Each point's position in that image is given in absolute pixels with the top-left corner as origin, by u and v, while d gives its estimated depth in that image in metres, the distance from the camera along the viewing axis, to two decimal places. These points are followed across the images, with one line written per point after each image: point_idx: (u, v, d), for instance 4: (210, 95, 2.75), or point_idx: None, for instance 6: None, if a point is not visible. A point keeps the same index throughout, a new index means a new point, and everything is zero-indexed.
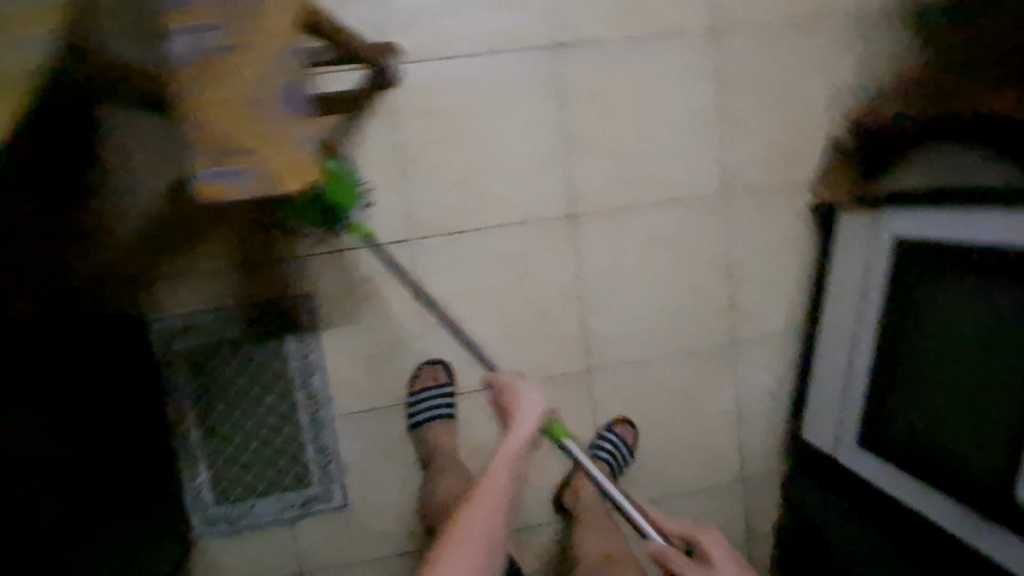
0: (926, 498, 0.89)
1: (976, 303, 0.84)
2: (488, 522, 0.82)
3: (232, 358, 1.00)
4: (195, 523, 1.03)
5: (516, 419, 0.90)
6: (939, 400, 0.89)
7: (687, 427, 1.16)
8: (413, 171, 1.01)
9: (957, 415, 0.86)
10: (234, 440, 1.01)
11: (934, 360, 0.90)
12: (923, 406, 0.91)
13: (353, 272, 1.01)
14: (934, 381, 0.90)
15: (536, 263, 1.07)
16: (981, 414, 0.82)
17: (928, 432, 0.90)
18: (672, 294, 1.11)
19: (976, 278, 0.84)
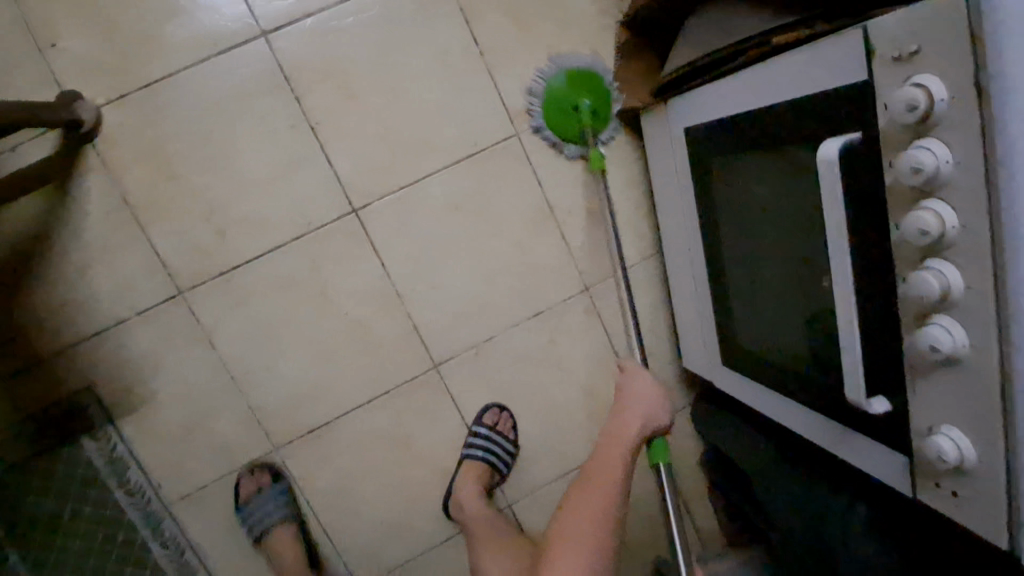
0: (787, 410, 0.76)
1: (750, 182, 0.71)
2: (597, 513, 0.80)
3: (24, 484, 0.88)
4: None
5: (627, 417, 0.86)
6: (755, 301, 0.77)
7: (565, 391, 1.05)
8: (155, 222, 0.91)
9: (781, 312, 0.72)
10: (60, 571, 0.89)
11: (748, 255, 0.76)
12: (744, 312, 0.79)
13: (132, 347, 0.92)
14: (743, 279, 0.78)
15: (333, 275, 0.95)
16: (786, 303, 0.70)
17: (753, 334, 0.79)
18: (498, 258, 0.99)
19: (735, 150, 0.71)
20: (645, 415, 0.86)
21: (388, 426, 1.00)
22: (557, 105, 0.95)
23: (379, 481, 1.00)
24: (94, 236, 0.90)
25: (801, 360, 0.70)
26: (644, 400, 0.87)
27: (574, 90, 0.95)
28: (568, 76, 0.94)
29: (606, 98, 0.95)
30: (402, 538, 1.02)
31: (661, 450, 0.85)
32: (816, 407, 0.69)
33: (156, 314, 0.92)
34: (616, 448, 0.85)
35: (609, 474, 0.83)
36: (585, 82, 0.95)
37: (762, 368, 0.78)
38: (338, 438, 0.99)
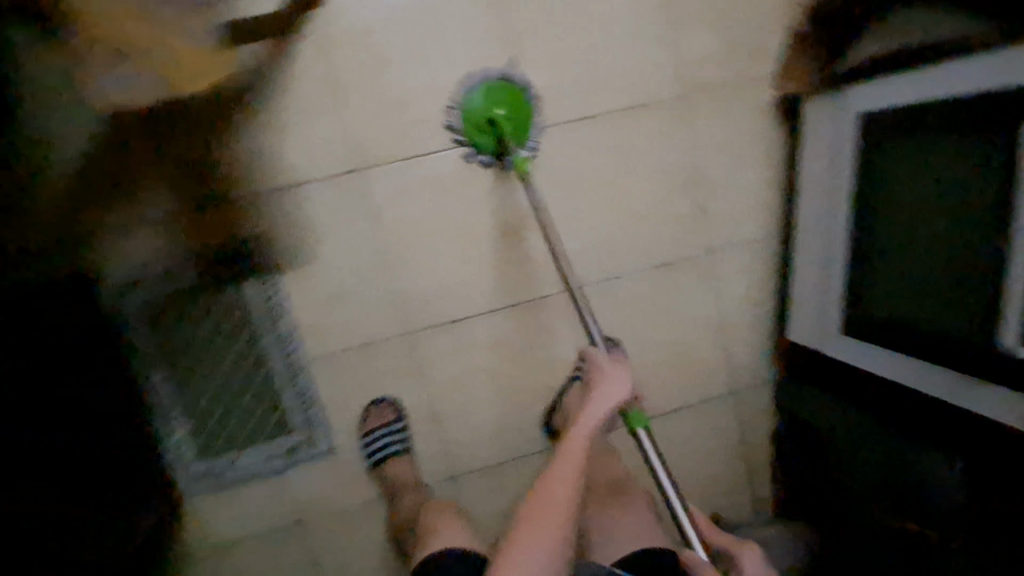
0: (915, 371, 0.86)
1: (936, 165, 0.82)
2: (565, 513, 0.83)
3: (194, 309, 0.98)
4: (179, 480, 1.02)
5: (593, 402, 0.88)
6: (912, 273, 0.87)
7: (670, 342, 1.13)
8: (353, 100, 0.97)
9: (944, 283, 0.83)
10: (208, 394, 1.00)
11: (915, 231, 0.86)
12: (891, 284, 0.90)
13: (304, 210, 0.98)
14: (900, 254, 0.89)
15: (497, 187, 1.03)
16: (955, 274, 0.81)
17: (894, 304, 0.90)
18: (644, 204, 1.08)
19: (932, 135, 0.82)
20: (609, 400, 0.88)
21: (511, 335, 1.08)
22: (474, 119, 0.98)
23: (490, 385, 1.08)
24: (293, 99, 0.95)
25: (959, 324, 0.81)
26: (612, 384, 0.88)
27: (490, 103, 0.98)
28: (485, 89, 0.99)
29: (519, 110, 0.99)
30: (500, 442, 1.10)
31: (639, 421, 0.89)
32: (964, 366, 0.80)
33: (333, 184, 0.98)
34: (577, 441, 0.87)
35: (565, 472, 0.86)
36: (507, 95, 0.99)
37: (900, 330, 0.89)
38: (465, 336, 1.06)
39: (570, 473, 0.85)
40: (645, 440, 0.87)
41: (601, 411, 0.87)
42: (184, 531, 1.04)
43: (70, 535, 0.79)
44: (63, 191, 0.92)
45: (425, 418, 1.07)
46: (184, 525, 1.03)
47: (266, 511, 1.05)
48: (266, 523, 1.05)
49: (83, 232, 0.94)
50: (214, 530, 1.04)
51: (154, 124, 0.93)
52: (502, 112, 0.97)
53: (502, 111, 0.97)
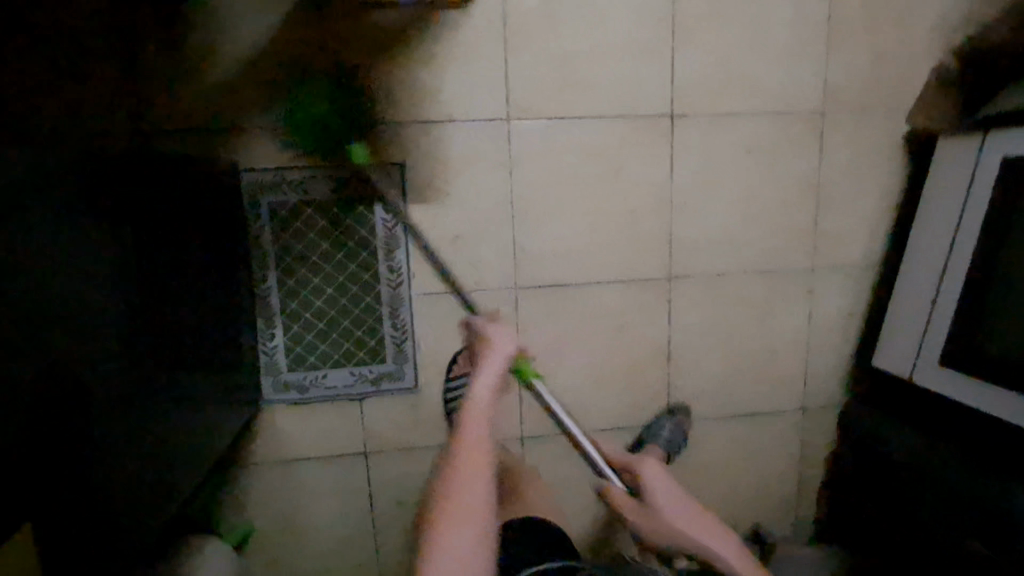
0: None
1: None
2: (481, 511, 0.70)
3: (318, 220, 1.00)
4: (265, 386, 1.02)
5: (481, 362, 0.79)
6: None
7: (757, 345, 1.15)
8: (518, 51, 1.00)
9: None
10: (313, 306, 1.01)
11: None
12: (1002, 321, 0.92)
13: (447, 145, 1.01)
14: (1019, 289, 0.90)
15: (630, 162, 1.06)
16: None
17: (1006, 341, 0.92)
18: (761, 207, 1.11)
19: None
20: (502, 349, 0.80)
21: (611, 308, 1.09)
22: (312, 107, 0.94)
23: (581, 354, 1.10)
24: (466, 38, 0.99)
25: None
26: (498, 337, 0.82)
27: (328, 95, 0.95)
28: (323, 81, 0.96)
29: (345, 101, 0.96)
30: (578, 411, 1.12)
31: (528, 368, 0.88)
32: None
33: (481, 127, 1.01)
34: (471, 428, 0.75)
35: (472, 467, 0.72)
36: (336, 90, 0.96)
37: (1007, 366, 0.91)
38: (569, 300, 1.08)
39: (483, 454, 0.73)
40: (544, 392, 0.89)
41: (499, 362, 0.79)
42: (255, 442, 1.03)
43: (181, 400, 0.81)
44: (226, 81, 0.95)
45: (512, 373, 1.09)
46: (257, 432, 1.02)
47: (336, 437, 1.05)
48: (338, 447, 1.05)
49: (232, 123, 0.95)
50: (284, 445, 1.04)
51: (325, 34, 0.96)
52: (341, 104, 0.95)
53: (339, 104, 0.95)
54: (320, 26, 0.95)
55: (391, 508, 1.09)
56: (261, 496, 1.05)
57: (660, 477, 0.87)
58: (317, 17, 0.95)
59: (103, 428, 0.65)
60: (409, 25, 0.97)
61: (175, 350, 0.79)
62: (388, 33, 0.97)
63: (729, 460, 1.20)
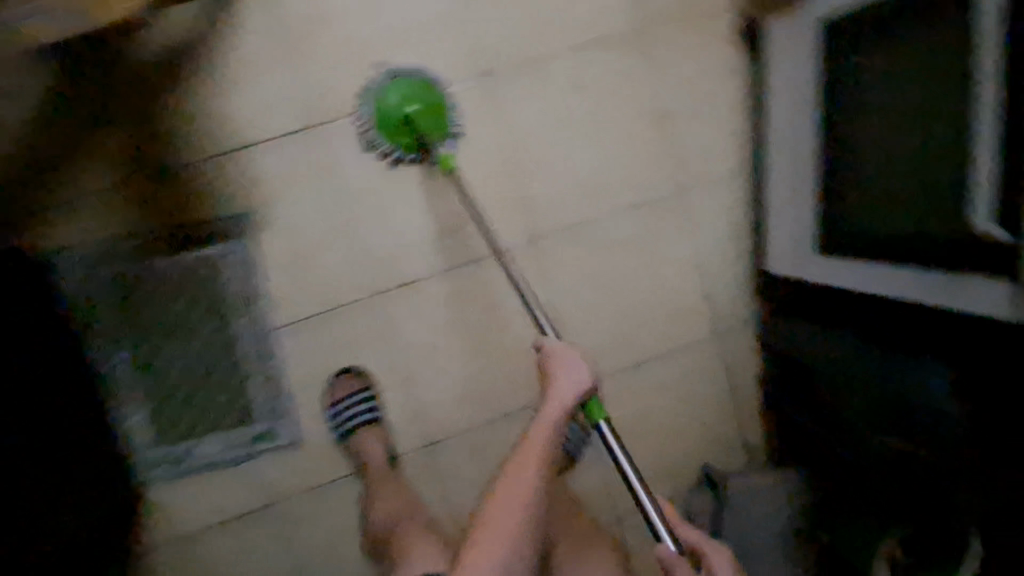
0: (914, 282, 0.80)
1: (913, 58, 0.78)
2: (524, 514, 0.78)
3: (157, 292, 0.91)
4: (133, 467, 0.94)
5: (551, 391, 0.79)
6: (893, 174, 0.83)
7: (648, 284, 1.09)
8: (298, 51, 0.93)
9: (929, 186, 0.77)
10: (167, 379, 0.93)
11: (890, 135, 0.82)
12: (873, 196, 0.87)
13: (255, 169, 0.93)
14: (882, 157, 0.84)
15: (455, 133, 0.99)
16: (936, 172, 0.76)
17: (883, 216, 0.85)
18: (608, 143, 1.04)
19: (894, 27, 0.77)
20: (570, 390, 0.79)
21: (480, 288, 1.03)
22: (392, 119, 0.94)
23: (464, 344, 1.04)
24: (241, 53, 0.91)
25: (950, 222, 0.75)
26: (569, 375, 0.79)
27: (405, 100, 0.94)
28: (394, 85, 0.95)
29: (436, 105, 0.96)
30: (481, 401, 1.06)
31: (597, 414, 0.79)
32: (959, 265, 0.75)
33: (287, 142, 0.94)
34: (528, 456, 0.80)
35: (521, 480, 0.79)
36: (418, 91, 0.95)
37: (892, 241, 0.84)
38: (435, 293, 1.02)
39: (526, 480, 0.79)
40: (608, 436, 0.77)
41: (565, 400, 0.79)
42: (147, 524, 0.96)
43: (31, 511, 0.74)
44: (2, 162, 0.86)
45: (395, 383, 1.03)
46: (145, 514, 0.96)
47: (229, 500, 0.98)
48: (239, 509, 0.98)
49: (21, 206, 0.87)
50: (177, 520, 0.97)
51: (100, 96, 0.88)
52: (414, 109, 0.93)
53: (415, 108, 0.94)
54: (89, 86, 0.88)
55: (315, 554, 1.02)
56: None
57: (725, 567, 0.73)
58: (80, 77, 0.87)
59: None
60: (186, 65, 0.90)
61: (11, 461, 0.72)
62: (166, 76, 0.89)
63: (655, 408, 1.14)
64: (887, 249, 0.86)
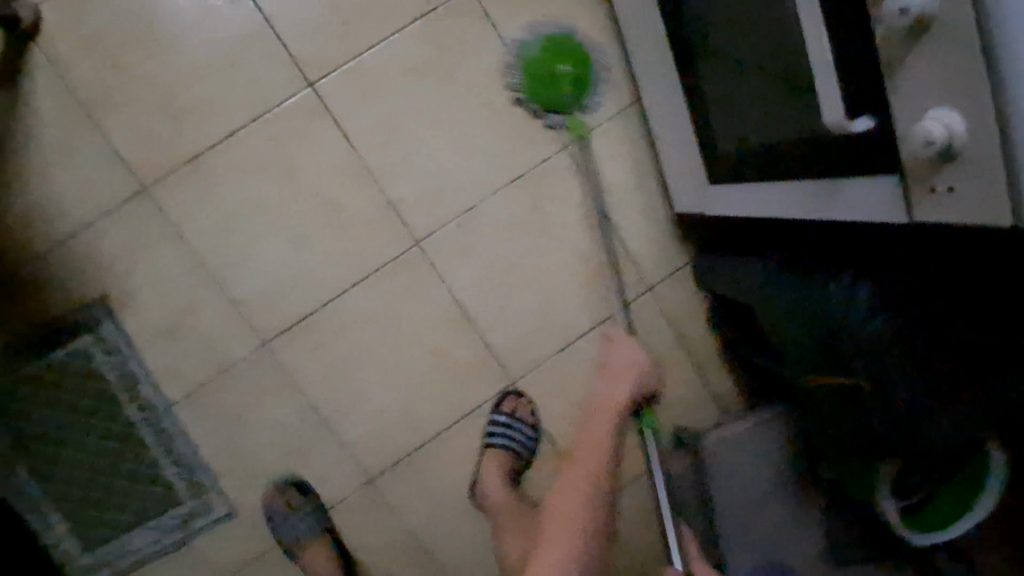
0: (785, 198, 0.69)
1: None
2: (589, 489, 0.84)
3: (41, 395, 0.90)
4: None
5: (622, 382, 0.88)
6: (727, 85, 0.70)
7: (558, 257, 1.00)
8: (107, 117, 0.88)
9: (760, 91, 0.64)
10: (78, 480, 0.91)
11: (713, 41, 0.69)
12: (721, 115, 0.74)
13: (101, 251, 0.90)
14: (713, 69, 0.71)
15: (297, 156, 0.92)
16: (757, 73, 0.63)
17: (735, 135, 0.72)
18: (468, 120, 0.95)
19: None
20: (633, 384, 0.87)
21: (374, 308, 0.96)
22: (539, 77, 0.92)
23: (374, 370, 0.98)
24: (48, 137, 0.88)
25: (788, 128, 0.62)
26: (633, 364, 0.89)
27: (554, 57, 0.92)
28: (545, 43, 0.92)
29: (586, 65, 0.93)
30: (411, 424, 0.99)
31: (649, 419, 0.89)
32: (810, 171, 0.62)
33: (126, 213, 0.90)
34: (597, 432, 0.86)
35: (591, 455, 0.85)
36: (564, 49, 0.92)
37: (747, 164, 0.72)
38: (327, 326, 0.95)
39: (603, 447, 0.85)
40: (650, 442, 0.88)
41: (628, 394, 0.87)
42: None
43: None
44: None
45: (314, 428, 0.97)
46: None
47: None
48: None
49: None
50: None
51: None
52: (568, 66, 0.91)
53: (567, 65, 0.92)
54: None
55: None
56: None
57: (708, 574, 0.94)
58: None
59: None
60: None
61: None
62: None
63: None
64: (745, 167, 0.73)
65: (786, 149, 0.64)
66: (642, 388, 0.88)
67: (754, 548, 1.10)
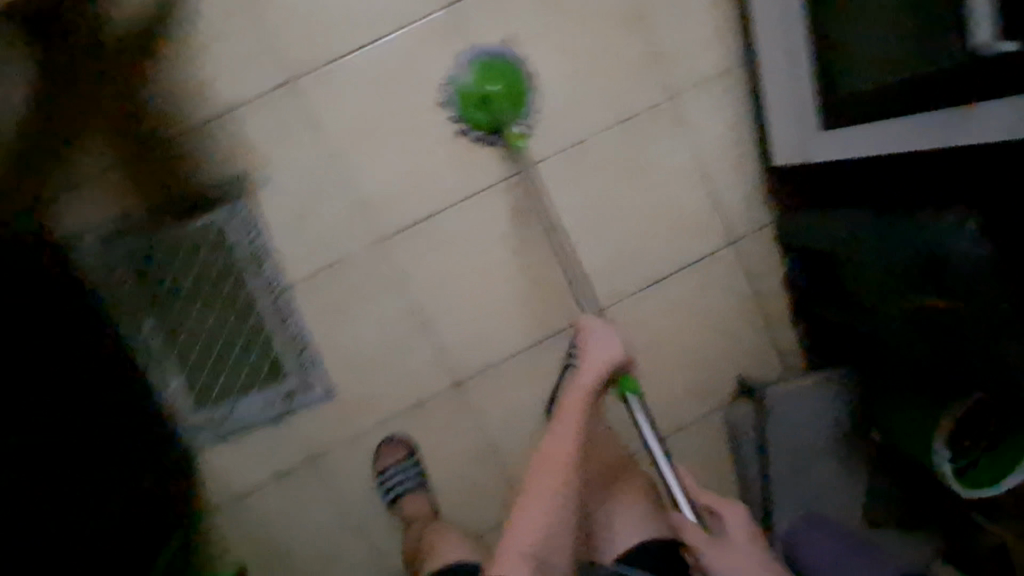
0: (903, 131, 0.77)
1: None
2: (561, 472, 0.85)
3: (173, 257, 0.97)
4: (180, 430, 1.01)
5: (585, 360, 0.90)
6: (865, 26, 0.78)
7: (654, 198, 1.07)
8: (262, 10, 0.96)
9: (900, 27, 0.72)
10: (198, 342, 0.99)
11: None
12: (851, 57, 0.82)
13: (244, 134, 0.97)
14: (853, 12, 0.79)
15: (431, 69, 0.99)
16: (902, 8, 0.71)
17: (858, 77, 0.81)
18: (589, 57, 1.02)
19: None
20: (597, 363, 0.89)
21: (480, 220, 1.03)
22: (471, 96, 0.96)
23: (474, 279, 1.04)
24: (208, 21, 0.95)
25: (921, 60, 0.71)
26: (600, 343, 0.90)
27: (484, 81, 0.96)
28: (478, 67, 0.97)
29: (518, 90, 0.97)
30: (503, 335, 1.06)
31: (629, 385, 0.92)
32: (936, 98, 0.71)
33: (269, 101, 0.97)
34: (569, 413, 0.89)
35: (562, 441, 0.87)
36: (496, 71, 0.97)
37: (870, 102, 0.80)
38: (437, 231, 1.03)
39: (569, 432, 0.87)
40: (636, 406, 0.92)
41: (590, 373, 0.89)
42: (203, 485, 1.03)
43: None
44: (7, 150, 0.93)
45: (414, 326, 1.04)
46: (201, 475, 1.03)
47: (276, 456, 1.04)
48: (285, 463, 1.04)
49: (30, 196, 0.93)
50: (231, 480, 1.04)
51: (86, 81, 0.94)
52: (495, 88, 0.96)
53: (496, 85, 0.96)
54: (77, 75, 0.94)
55: (362, 500, 1.07)
56: (236, 532, 1.05)
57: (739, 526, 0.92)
58: (64, 69, 0.94)
59: None
60: (156, 38, 0.94)
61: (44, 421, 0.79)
62: (141, 52, 0.94)
63: (680, 324, 1.12)
64: (865, 106, 0.81)
65: (920, 79, 0.71)
66: (610, 365, 0.89)
67: (803, 494, 1.15)
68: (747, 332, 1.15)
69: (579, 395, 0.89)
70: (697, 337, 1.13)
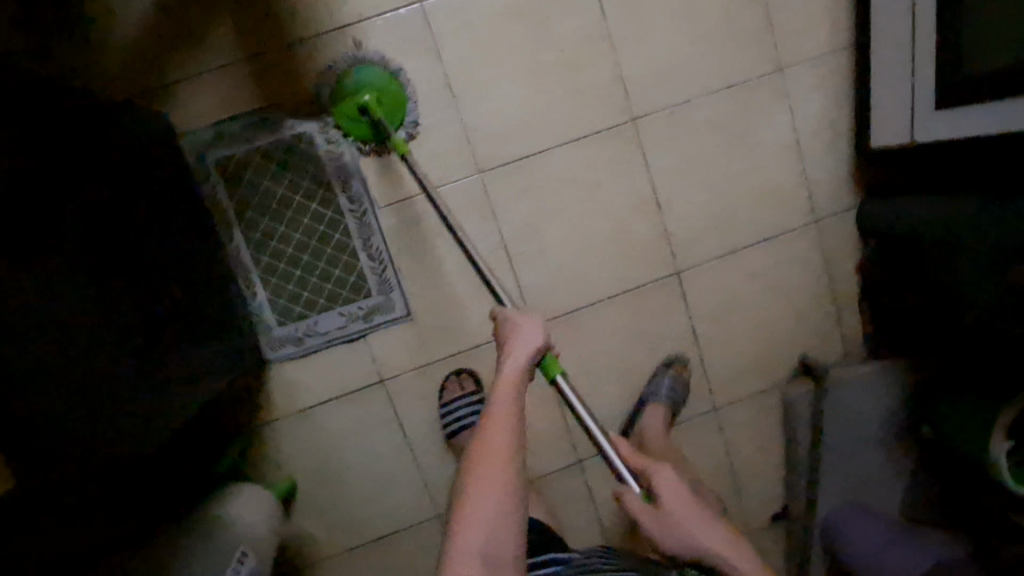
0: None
1: None
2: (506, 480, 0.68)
3: (268, 168, 0.98)
4: (263, 345, 1.02)
5: (510, 350, 0.73)
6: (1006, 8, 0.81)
7: (747, 168, 1.09)
8: None
9: None
10: (285, 254, 1.00)
11: None
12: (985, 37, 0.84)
13: (364, 47, 0.97)
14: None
15: (555, 9, 1.00)
16: None
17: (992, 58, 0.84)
18: (707, 19, 1.04)
19: None
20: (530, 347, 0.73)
21: (576, 167, 1.05)
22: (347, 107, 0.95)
23: (562, 223, 1.06)
24: None
25: None
26: (528, 329, 0.74)
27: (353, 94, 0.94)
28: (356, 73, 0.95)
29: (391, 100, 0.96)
30: (582, 282, 1.08)
31: (554, 366, 0.76)
32: None
33: (392, 18, 0.97)
34: (497, 406, 0.71)
35: (495, 441, 0.70)
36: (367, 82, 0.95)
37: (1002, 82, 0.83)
38: (536, 170, 1.04)
39: (504, 429, 0.70)
40: (566, 389, 0.76)
41: (521, 361, 0.72)
42: (271, 394, 1.04)
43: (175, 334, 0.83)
44: (136, 35, 0.95)
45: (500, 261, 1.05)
46: (273, 384, 1.04)
47: (345, 374, 1.04)
48: (355, 382, 1.05)
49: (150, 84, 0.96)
50: (300, 393, 1.04)
51: None
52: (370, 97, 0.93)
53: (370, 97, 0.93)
54: None
55: (423, 430, 1.08)
56: (296, 445, 1.06)
57: (676, 486, 0.78)
58: None
59: (89, 367, 0.68)
60: None
61: (145, 294, 0.80)
62: None
63: (752, 295, 1.14)
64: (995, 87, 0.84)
65: None
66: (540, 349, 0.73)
67: (844, 476, 1.18)
68: (815, 313, 1.17)
69: (510, 391, 0.71)
70: (764, 311, 1.15)
